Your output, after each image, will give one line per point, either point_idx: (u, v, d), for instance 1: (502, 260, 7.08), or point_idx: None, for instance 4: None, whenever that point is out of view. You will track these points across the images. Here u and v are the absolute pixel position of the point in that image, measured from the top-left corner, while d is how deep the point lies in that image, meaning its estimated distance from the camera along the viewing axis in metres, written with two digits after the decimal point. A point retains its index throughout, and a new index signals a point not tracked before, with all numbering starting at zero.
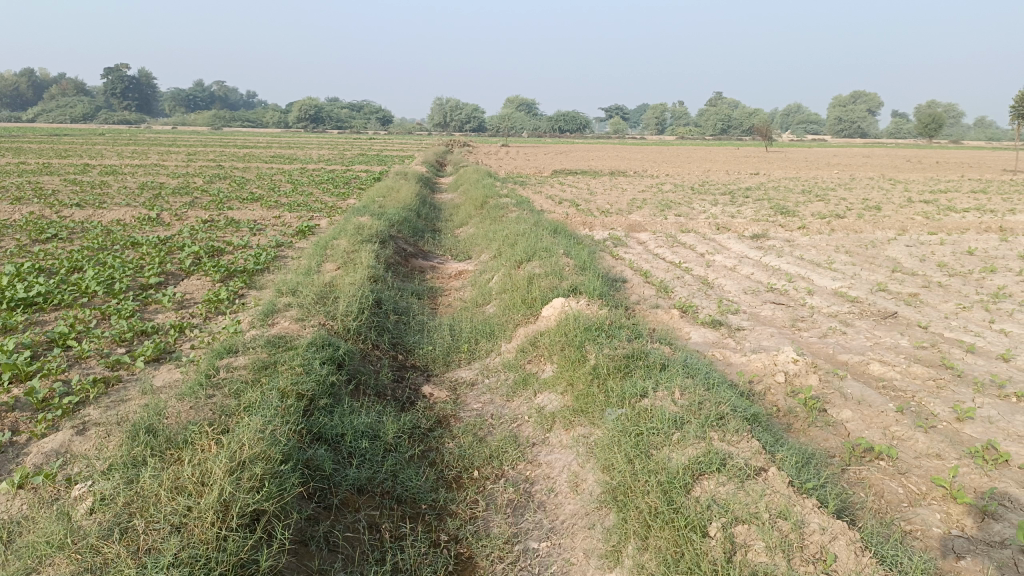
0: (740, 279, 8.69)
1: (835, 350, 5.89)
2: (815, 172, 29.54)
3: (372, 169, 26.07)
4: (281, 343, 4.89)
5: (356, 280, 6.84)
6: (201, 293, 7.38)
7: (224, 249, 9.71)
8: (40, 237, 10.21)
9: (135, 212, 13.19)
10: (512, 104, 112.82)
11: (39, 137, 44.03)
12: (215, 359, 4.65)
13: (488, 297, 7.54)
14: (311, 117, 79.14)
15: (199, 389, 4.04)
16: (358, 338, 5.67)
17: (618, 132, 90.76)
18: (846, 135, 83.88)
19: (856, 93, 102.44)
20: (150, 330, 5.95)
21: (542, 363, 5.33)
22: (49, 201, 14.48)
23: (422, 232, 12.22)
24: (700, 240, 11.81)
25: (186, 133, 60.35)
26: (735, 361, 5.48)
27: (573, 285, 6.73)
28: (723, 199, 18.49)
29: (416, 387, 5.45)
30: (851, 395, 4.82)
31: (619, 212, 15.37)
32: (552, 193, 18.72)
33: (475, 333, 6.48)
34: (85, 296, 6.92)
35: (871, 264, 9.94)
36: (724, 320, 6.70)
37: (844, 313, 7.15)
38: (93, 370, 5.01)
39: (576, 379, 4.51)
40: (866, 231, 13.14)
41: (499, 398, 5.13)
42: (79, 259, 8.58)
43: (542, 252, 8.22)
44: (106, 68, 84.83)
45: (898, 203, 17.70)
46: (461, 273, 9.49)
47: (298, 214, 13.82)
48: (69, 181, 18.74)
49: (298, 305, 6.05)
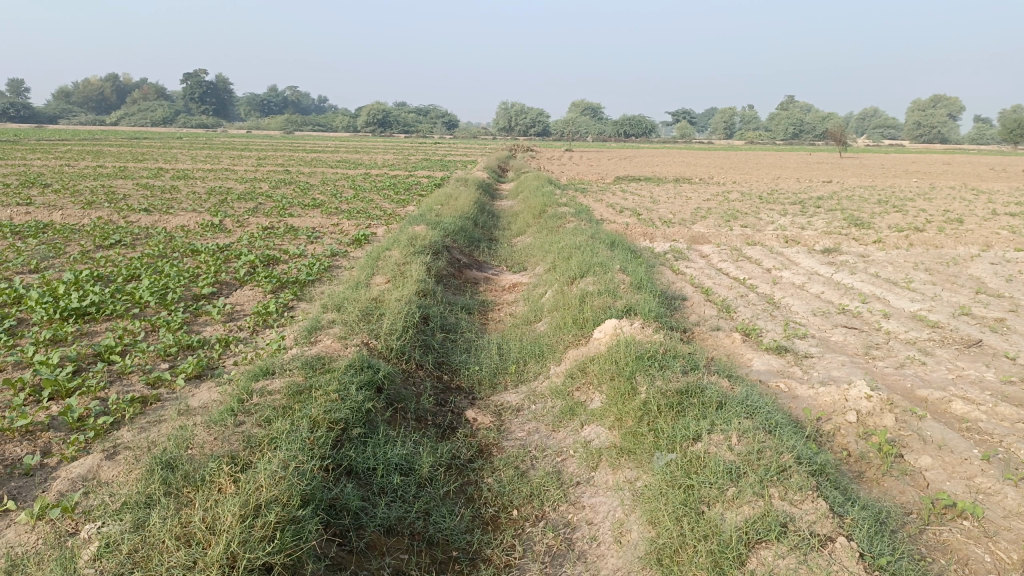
0: (808, 299, 8.23)
1: (913, 385, 5.44)
2: (891, 180, 28.35)
3: (434, 175, 26.11)
4: (319, 364, 4.72)
5: (403, 295, 6.66)
6: (252, 305, 7.31)
7: (279, 258, 9.68)
8: (104, 243, 10.37)
9: (199, 218, 13.37)
10: (578, 109, 112.27)
11: (120, 140, 45.62)
12: (250, 381, 4.50)
13: (540, 314, 7.29)
14: (378, 121, 80.32)
15: (228, 416, 3.89)
16: (401, 358, 5.49)
17: (685, 137, 89.40)
18: (925, 140, 80.72)
19: (935, 97, 98.56)
20: (195, 345, 5.86)
21: (591, 392, 5.03)
22: (119, 205, 14.80)
23: (478, 241, 12.04)
24: (766, 254, 11.31)
25: (257, 137, 62.04)
26: (801, 395, 5.10)
27: (628, 304, 6.42)
28: (792, 209, 17.81)
29: (459, 411, 5.21)
30: (930, 439, 4.39)
31: (681, 222, 14.92)
32: (614, 202, 18.33)
33: (524, 354, 6.22)
34: (137, 306, 6.91)
35: (953, 283, 9.32)
36: (791, 346, 6.28)
37: (923, 341, 6.65)
38: (133, 388, 4.93)
39: (626, 413, 4.20)
40: (947, 246, 12.41)
41: (544, 427, 4.86)
42: (137, 266, 8.64)
43: (597, 267, 7.91)
44: (187, 74, 87.96)
45: (981, 216, 16.73)
46: (515, 285, 9.27)
47: (356, 221, 13.80)
48: (141, 186, 19.21)
49: (342, 322, 5.90)
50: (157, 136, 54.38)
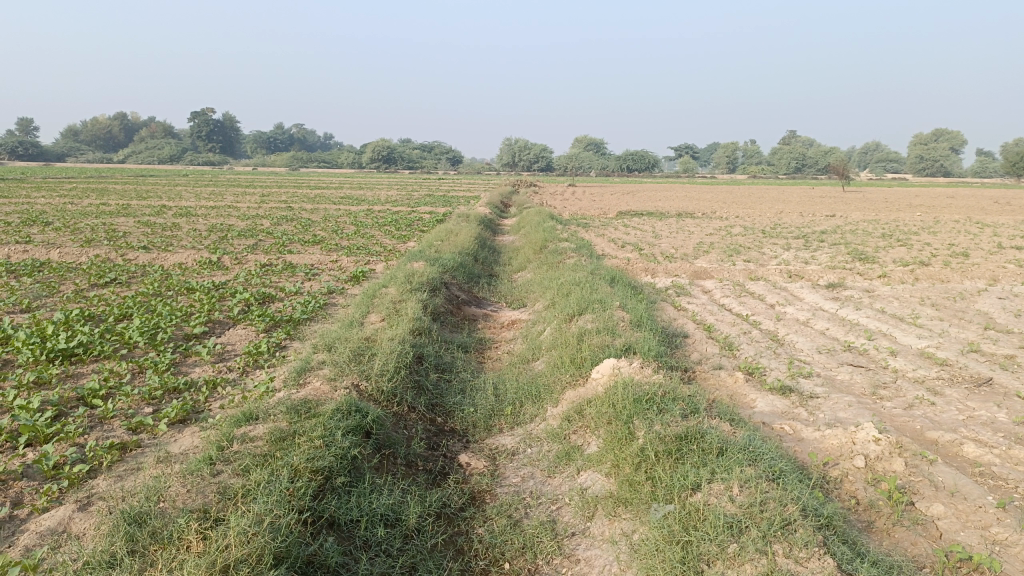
0: (813, 336, 8.05)
1: (923, 427, 5.25)
2: (895, 214, 28.31)
3: (436, 211, 26.12)
4: (305, 408, 4.56)
5: (397, 334, 6.51)
6: (243, 344, 7.16)
7: (275, 296, 9.55)
8: (99, 282, 10.27)
9: (197, 255, 13.29)
10: (581, 145, 113.26)
11: (126, 178, 46.03)
12: (232, 427, 4.34)
13: (538, 352, 7.12)
14: (382, 157, 80.94)
15: (204, 466, 3.73)
16: (392, 401, 5.32)
17: (687, 171, 89.89)
18: (928, 174, 80.92)
19: (936, 130, 99.12)
20: (182, 387, 5.71)
21: (588, 435, 4.85)
22: (118, 243, 14.75)
23: (477, 277, 11.92)
24: (769, 290, 11.16)
25: (261, 174, 62.36)
26: (806, 439, 4.91)
27: (627, 343, 6.25)
28: (796, 243, 17.69)
29: (452, 456, 5.03)
30: (941, 485, 4.20)
31: (683, 257, 14.81)
32: (616, 237, 18.27)
33: (520, 395, 6.05)
34: (126, 346, 6.76)
35: (961, 319, 9.14)
36: (795, 386, 6.10)
37: (932, 380, 6.45)
38: (114, 433, 4.77)
39: (623, 459, 4.02)
40: (953, 281, 12.25)
41: (539, 473, 4.68)
42: (130, 305, 8.52)
43: (597, 304, 7.77)
44: (195, 113, 88.98)
45: (987, 250, 16.59)
46: (514, 322, 9.12)
47: (355, 258, 13.70)
48: (142, 223, 19.20)
49: (332, 363, 5.74)
50: (162, 174, 54.85)
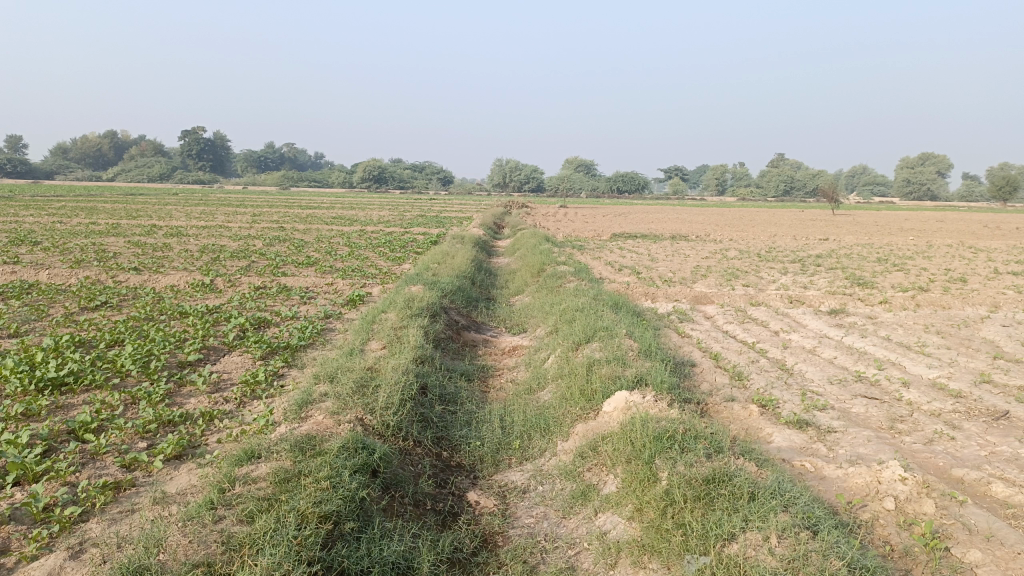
0: (822, 365, 7.89)
1: (946, 464, 5.08)
2: (888, 238, 28.45)
3: (429, 232, 26.00)
4: (309, 445, 4.33)
5: (401, 363, 6.30)
6: (239, 373, 6.94)
7: (271, 321, 9.33)
8: (89, 305, 10.02)
9: (189, 277, 13.04)
10: (572, 167, 113.61)
11: (117, 196, 45.77)
12: (232, 467, 4.11)
13: (543, 381, 6.92)
14: (374, 177, 80.99)
15: (204, 512, 3.52)
16: (397, 435, 5.11)
17: (678, 194, 90.33)
18: (916, 197, 81.72)
19: (923, 154, 100.13)
20: (177, 420, 5.48)
21: (604, 473, 4.65)
22: (108, 264, 14.46)
23: (475, 300, 11.74)
24: (772, 316, 11.03)
25: (251, 193, 62.28)
26: (829, 477, 4.73)
27: (638, 373, 6.06)
28: (793, 268, 17.61)
29: (460, 494, 4.82)
30: (975, 528, 4.02)
31: (682, 281, 14.69)
32: (612, 260, 18.14)
33: (528, 428, 5.84)
34: (118, 375, 6.52)
35: (969, 348, 9.03)
36: (812, 419, 5.91)
37: (949, 413, 6.29)
38: (107, 471, 4.53)
39: (646, 502, 3.82)
40: (955, 307, 12.17)
41: (553, 513, 4.47)
42: (122, 330, 8.28)
43: (603, 332, 7.59)
44: (187, 133, 89.06)
45: (984, 275, 16.57)
46: (515, 348, 8.95)
47: (351, 280, 13.51)
48: (132, 243, 18.93)
49: (335, 395, 5.52)
50: (152, 192, 54.64)
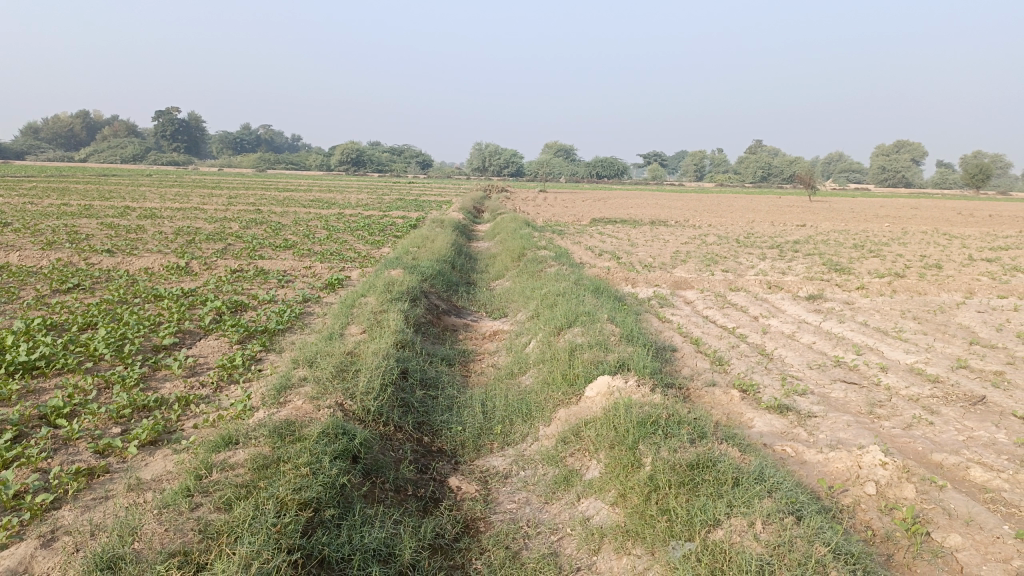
0: (802, 350, 7.93)
1: (925, 448, 5.12)
2: (865, 224, 28.71)
3: (408, 215, 25.85)
4: (288, 430, 4.25)
5: (381, 347, 6.23)
6: (216, 357, 6.83)
7: (248, 304, 9.20)
8: (61, 287, 9.81)
9: (164, 259, 12.83)
10: (551, 151, 113.31)
11: (89, 177, 45.01)
12: (209, 453, 4.03)
13: (525, 366, 6.88)
14: (352, 160, 80.28)
15: (180, 499, 3.44)
16: (378, 421, 5.05)
17: (656, 179, 90.50)
18: (891, 184, 82.53)
19: (898, 142, 101.06)
20: (152, 405, 5.38)
21: (587, 459, 4.62)
22: (80, 246, 14.18)
23: (456, 284, 11.66)
24: (751, 301, 11.08)
25: (227, 175, 61.44)
26: (810, 461, 4.75)
27: (620, 359, 6.04)
28: (772, 253, 17.70)
29: (441, 479, 4.77)
30: (955, 513, 4.03)
31: (662, 266, 14.71)
32: (592, 244, 18.12)
33: (510, 413, 5.80)
34: (91, 359, 6.38)
35: (945, 333, 9.13)
36: (792, 404, 5.93)
37: (927, 398, 6.34)
38: (80, 457, 4.43)
39: (630, 488, 3.80)
40: (931, 293, 12.29)
41: (535, 499, 4.43)
42: (95, 313, 8.11)
43: (584, 317, 7.56)
44: (161, 113, 87.67)
45: (959, 262, 16.77)
46: (496, 333, 8.90)
47: (329, 264, 13.37)
48: (105, 225, 18.61)
49: (314, 380, 5.44)
50: (125, 173, 53.73)
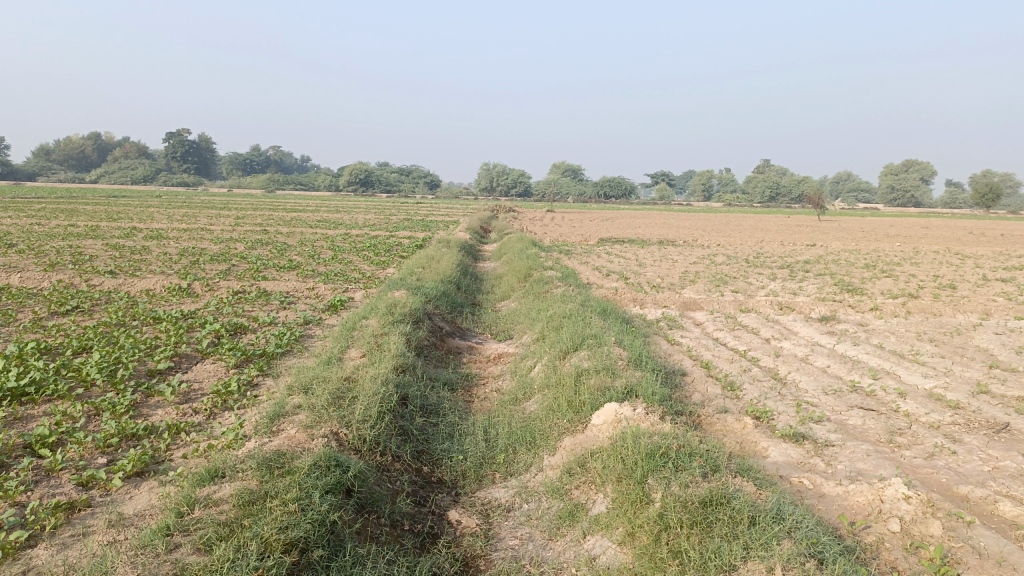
0: (816, 374, 7.68)
1: (949, 480, 4.86)
2: (875, 243, 28.39)
3: (414, 235, 25.71)
4: (278, 463, 4.04)
5: (379, 372, 6.02)
6: (211, 382, 6.63)
7: (248, 327, 9.02)
8: (59, 309, 9.66)
9: (167, 280, 12.69)
10: (558, 172, 113.43)
11: (99, 198, 45.19)
12: (194, 488, 3.83)
13: (529, 391, 6.66)
14: (360, 181, 80.63)
15: (158, 540, 3.25)
16: (374, 450, 4.84)
17: (664, 199, 90.48)
18: (900, 203, 82.21)
19: (906, 162, 100.92)
20: (141, 433, 5.18)
21: (593, 492, 4.39)
22: (83, 267, 14.08)
23: (460, 305, 11.46)
24: (762, 322, 10.84)
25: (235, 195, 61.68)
26: (829, 495, 4.51)
27: (627, 384, 5.81)
28: (782, 273, 17.45)
29: (440, 512, 4.55)
30: (986, 552, 3.78)
31: (670, 286, 14.50)
32: (600, 265, 17.93)
33: (513, 441, 5.58)
34: (83, 385, 6.20)
35: (963, 356, 8.86)
36: (808, 432, 5.68)
37: (948, 425, 6.08)
38: (62, 490, 4.23)
39: (638, 526, 3.57)
40: (946, 315, 12.02)
41: (539, 535, 4.21)
42: (91, 336, 7.95)
43: (591, 340, 7.34)
44: (172, 134, 88.34)
45: (973, 282, 16.48)
46: (500, 355, 8.68)
47: (333, 285, 13.21)
48: (110, 246, 18.55)
49: (309, 407, 5.23)
50: (135, 193, 54.02)
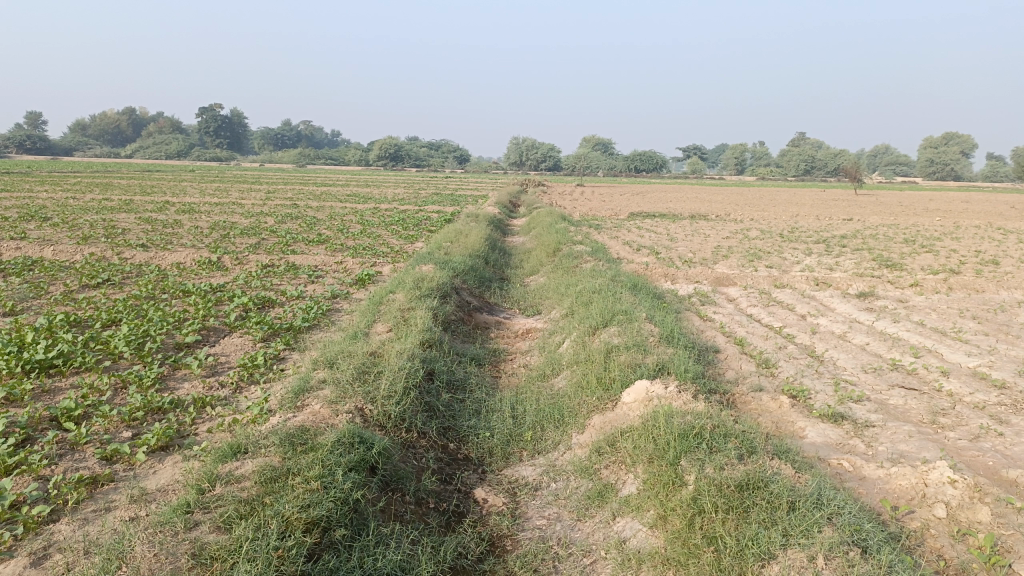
0: (855, 352, 7.44)
1: (997, 464, 4.65)
2: (914, 217, 27.64)
3: (444, 210, 25.53)
4: (301, 439, 3.96)
5: (406, 347, 5.92)
6: (238, 355, 6.60)
7: (276, 300, 8.98)
8: (90, 282, 9.71)
9: (196, 254, 12.70)
10: (588, 146, 112.09)
11: (132, 173, 45.65)
12: (215, 464, 3.76)
13: (558, 367, 6.53)
14: (390, 155, 80.65)
15: (177, 517, 3.19)
16: (399, 427, 4.75)
17: (696, 173, 89.29)
18: (939, 177, 80.24)
19: (947, 135, 98.45)
20: (166, 407, 5.14)
21: (622, 472, 4.26)
22: (115, 241, 14.17)
23: (488, 280, 11.34)
24: (798, 298, 10.57)
25: (265, 170, 61.99)
26: (869, 478, 4.33)
27: (659, 361, 5.65)
28: (818, 249, 17.04)
29: (466, 490, 4.46)
30: None
31: (703, 261, 14.22)
32: (630, 239, 17.65)
33: (541, 418, 5.46)
34: (110, 357, 6.19)
35: (1008, 334, 8.54)
36: (847, 412, 5.49)
37: (995, 406, 5.84)
38: (86, 464, 4.21)
39: (671, 509, 3.44)
40: (989, 291, 11.63)
41: (567, 515, 4.09)
42: (120, 309, 7.96)
43: (622, 315, 7.18)
44: (205, 110, 88.98)
45: (1017, 257, 15.96)
46: (528, 331, 8.55)
47: (361, 259, 13.15)
48: (142, 219, 18.67)
49: (334, 382, 5.15)
50: (167, 169, 54.54)
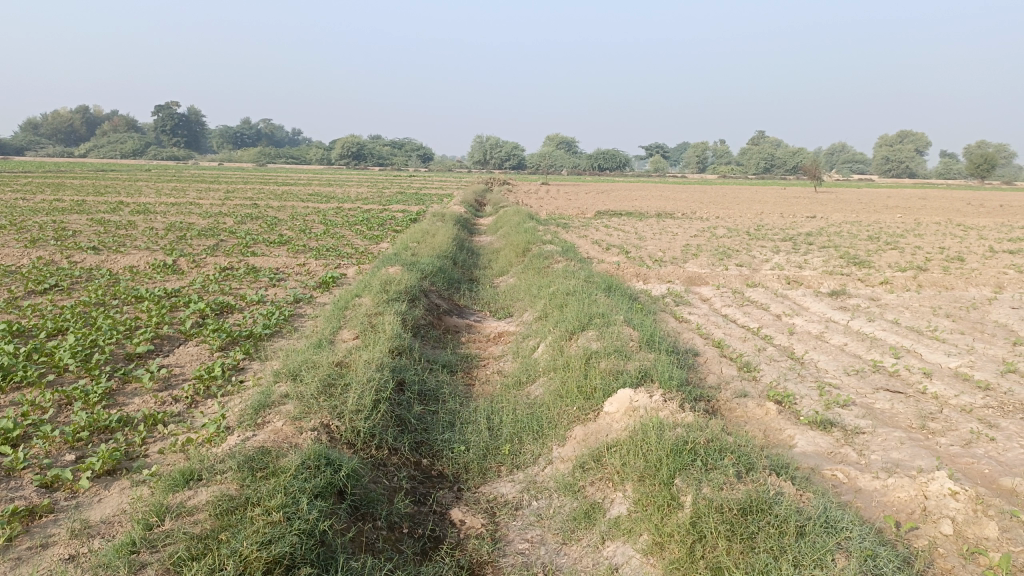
0: (835, 354, 7.28)
1: (993, 471, 4.48)
2: (876, 214, 27.84)
3: (408, 209, 25.09)
4: (262, 463, 3.62)
5: (374, 355, 5.58)
6: (194, 366, 6.21)
7: (235, 306, 8.55)
8: (36, 288, 9.17)
9: (150, 257, 12.16)
10: (552, 144, 111.87)
11: (84, 172, 44.42)
12: (165, 495, 3.40)
13: (533, 374, 6.25)
14: (352, 154, 79.66)
15: (121, 559, 2.84)
16: (368, 444, 4.43)
17: (659, 171, 89.78)
18: (895, 175, 81.67)
19: (902, 133, 100.40)
20: (114, 425, 4.75)
21: (610, 490, 3.99)
22: (65, 243, 13.53)
23: (457, 282, 11.01)
24: (771, 297, 10.44)
25: (224, 169, 60.66)
26: (866, 490, 4.12)
27: (641, 368, 5.40)
28: (786, 246, 17.01)
29: (442, 512, 4.15)
30: None
31: (673, 260, 14.06)
32: (599, 239, 17.42)
33: (519, 429, 5.17)
34: (54, 370, 5.75)
35: (984, 333, 8.46)
36: (835, 419, 5.30)
37: (982, 409, 5.69)
38: (22, 493, 3.81)
39: (668, 534, 3.18)
40: (958, 288, 11.60)
41: (551, 538, 3.81)
42: (67, 317, 7.47)
43: (599, 319, 6.91)
44: (162, 107, 87.09)
45: (980, 253, 16.08)
46: (500, 335, 8.25)
47: (324, 261, 12.74)
48: (94, 221, 17.93)
49: (298, 396, 4.81)
50: (122, 168, 53.03)
